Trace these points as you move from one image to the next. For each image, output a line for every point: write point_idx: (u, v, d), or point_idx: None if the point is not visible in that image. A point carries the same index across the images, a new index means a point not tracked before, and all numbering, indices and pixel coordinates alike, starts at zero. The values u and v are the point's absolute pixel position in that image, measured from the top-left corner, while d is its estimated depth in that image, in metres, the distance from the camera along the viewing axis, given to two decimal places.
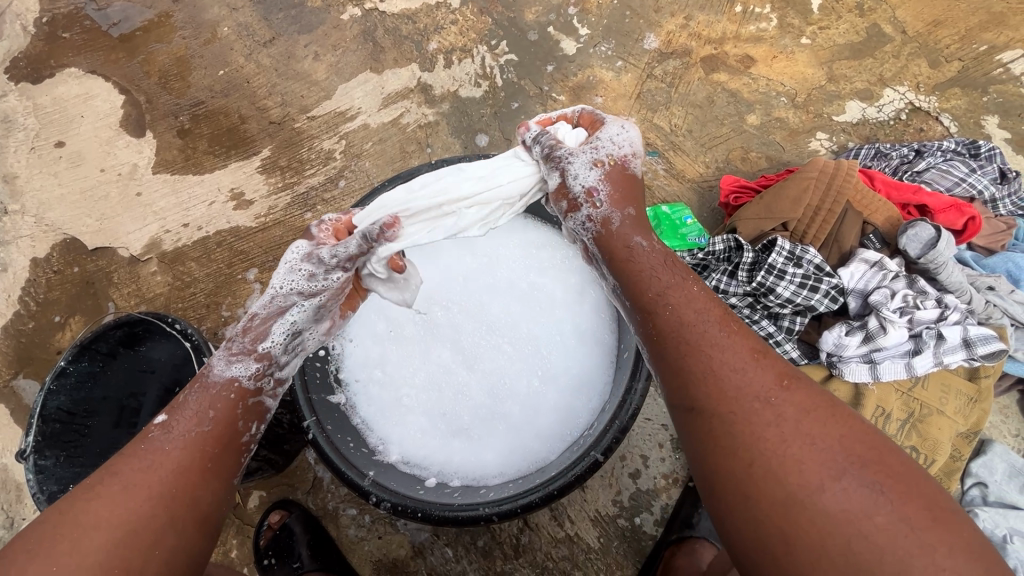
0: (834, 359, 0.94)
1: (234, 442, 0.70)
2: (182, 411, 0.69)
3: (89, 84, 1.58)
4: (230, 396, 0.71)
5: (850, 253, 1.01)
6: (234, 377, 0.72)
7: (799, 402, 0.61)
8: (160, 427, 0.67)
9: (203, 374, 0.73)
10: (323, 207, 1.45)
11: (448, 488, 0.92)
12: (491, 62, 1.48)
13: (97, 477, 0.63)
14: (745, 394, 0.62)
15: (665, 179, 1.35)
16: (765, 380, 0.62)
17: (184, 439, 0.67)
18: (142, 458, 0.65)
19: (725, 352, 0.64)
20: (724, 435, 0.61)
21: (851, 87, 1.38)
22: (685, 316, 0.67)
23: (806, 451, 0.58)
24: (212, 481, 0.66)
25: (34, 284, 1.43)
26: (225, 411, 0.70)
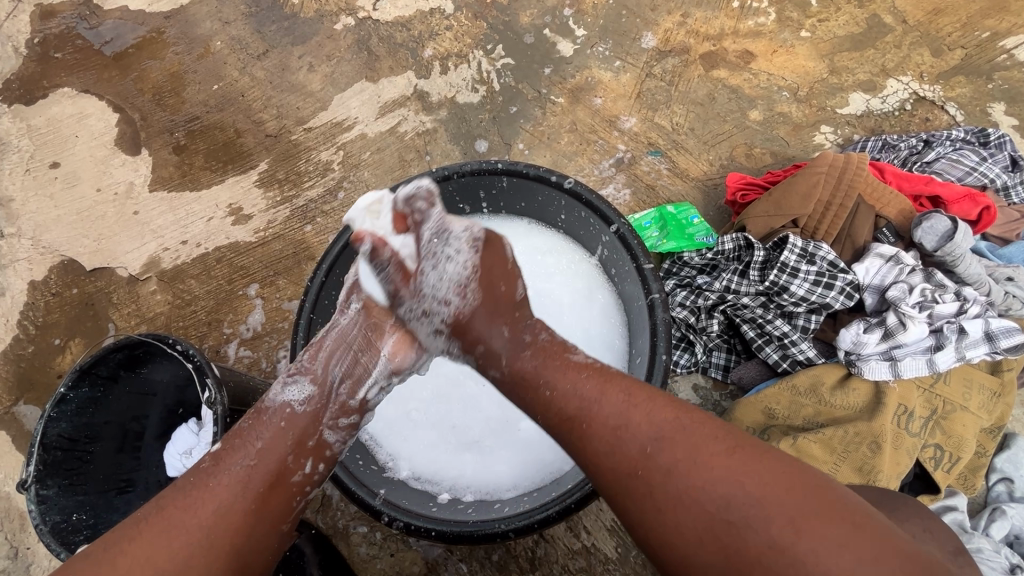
0: (853, 357, 0.92)
1: (283, 481, 0.67)
2: (234, 443, 0.67)
3: (82, 103, 1.57)
4: (280, 424, 0.70)
5: (864, 248, 0.99)
6: (287, 402, 0.72)
7: (662, 431, 0.58)
8: (212, 456, 0.67)
9: (259, 405, 0.72)
10: (322, 219, 1.43)
11: (461, 504, 0.89)
12: (487, 67, 1.46)
13: (143, 513, 0.61)
14: (630, 448, 0.58)
15: (669, 179, 1.33)
16: (640, 425, 0.59)
17: (229, 475, 0.64)
18: (184, 495, 0.62)
19: (599, 409, 0.61)
20: (627, 491, 0.57)
21: (854, 79, 1.36)
22: (547, 410, 0.65)
23: (693, 477, 0.54)
24: (255, 527, 0.63)
25: (32, 307, 1.41)
26: (275, 446, 0.68)
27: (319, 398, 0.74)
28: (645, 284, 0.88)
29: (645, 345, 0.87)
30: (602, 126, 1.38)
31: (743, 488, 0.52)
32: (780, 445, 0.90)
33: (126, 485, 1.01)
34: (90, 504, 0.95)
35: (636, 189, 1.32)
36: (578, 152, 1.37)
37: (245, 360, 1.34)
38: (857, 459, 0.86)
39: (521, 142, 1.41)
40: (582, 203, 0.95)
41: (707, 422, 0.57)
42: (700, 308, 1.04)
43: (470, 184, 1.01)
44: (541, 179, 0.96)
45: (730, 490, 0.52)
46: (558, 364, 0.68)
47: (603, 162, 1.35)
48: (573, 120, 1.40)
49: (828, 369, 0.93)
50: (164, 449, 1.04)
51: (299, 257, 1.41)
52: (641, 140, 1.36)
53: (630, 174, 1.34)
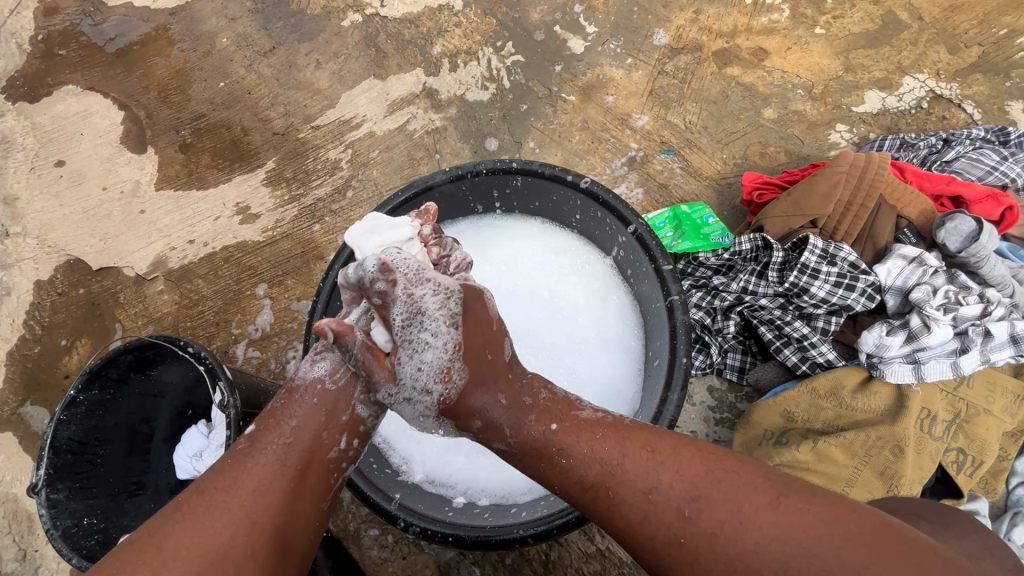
0: (875, 359, 0.90)
1: (319, 460, 0.65)
2: (268, 421, 0.66)
3: (87, 101, 1.55)
4: (312, 400, 0.67)
5: (885, 249, 0.97)
6: (317, 377, 0.68)
7: (694, 488, 0.57)
8: (247, 436, 0.66)
9: (288, 381, 0.70)
10: (331, 218, 1.42)
11: (477, 508, 0.88)
12: (497, 64, 1.45)
13: (183, 497, 0.61)
14: (666, 511, 0.57)
15: (682, 178, 1.31)
16: (671, 484, 0.58)
17: (266, 455, 0.63)
18: (224, 476, 0.62)
19: (625, 468, 0.60)
20: (666, 559, 0.56)
21: (869, 77, 1.35)
22: (568, 487, 0.62)
23: (738, 537, 0.53)
24: (296, 506, 0.62)
25: (39, 307, 1.40)
26: (310, 423, 0.66)
27: (349, 370, 0.69)
28: (664, 286, 0.87)
29: (664, 347, 0.86)
30: (613, 124, 1.37)
31: (793, 546, 0.51)
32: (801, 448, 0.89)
33: (137, 488, 1.00)
34: (101, 507, 0.94)
35: (649, 188, 1.31)
36: (590, 151, 1.36)
37: (253, 360, 1.33)
38: (879, 463, 0.85)
39: (532, 141, 1.39)
40: (599, 202, 0.94)
41: (741, 473, 0.57)
42: (717, 310, 1.02)
43: (484, 184, 1.00)
44: (557, 178, 0.95)
45: (775, 549, 0.52)
46: (568, 427, 0.64)
47: (615, 161, 1.34)
48: (584, 118, 1.38)
49: (849, 372, 0.91)
50: (175, 451, 1.03)
51: (308, 256, 1.39)
52: (653, 138, 1.34)
53: (643, 173, 1.32)
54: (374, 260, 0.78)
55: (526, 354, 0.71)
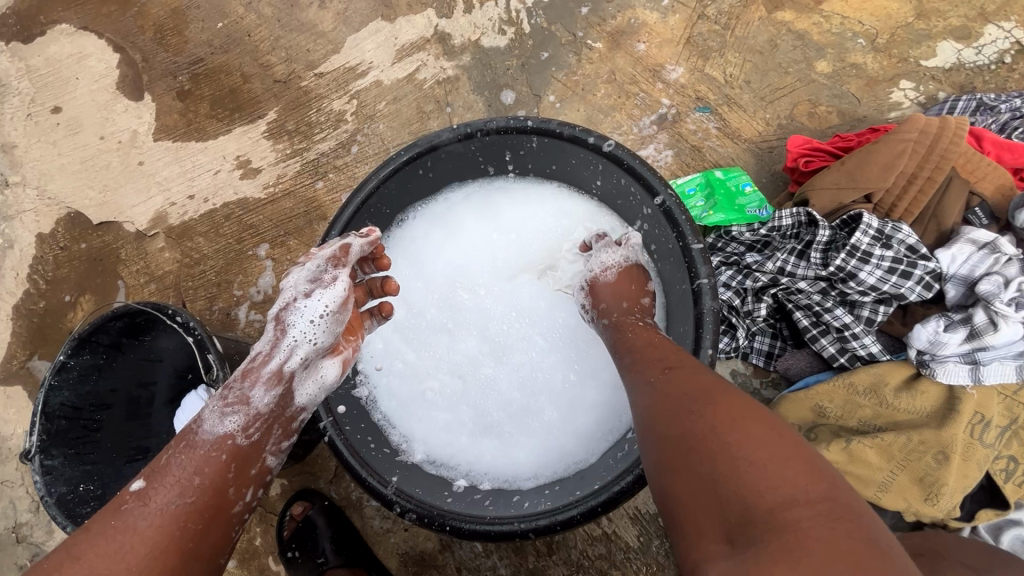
0: (926, 357, 0.80)
1: (224, 514, 0.62)
2: (162, 477, 0.61)
3: (81, 42, 1.46)
4: (221, 458, 0.63)
5: (951, 232, 0.86)
6: (227, 433, 0.65)
7: (688, 363, 0.65)
8: (134, 495, 0.60)
9: (181, 435, 0.65)
10: (334, 175, 1.33)
11: (479, 493, 0.83)
12: (517, 5, 1.30)
13: (56, 562, 0.55)
14: (661, 361, 0.66)
15: (718, 139, 1.18)
16: (680, 374, 0.62)
17: (161, 514, 0.58)
18: (108, 539, 0.56)
19: (646, 349, 0.70)
20: (641, 384, 0.64)
21: (944, 25, 1.17)
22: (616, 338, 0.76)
23: (694, 383, 0.60)
24: (197, 562, 0.59)
25: (42, 261, 1.37)
26: (214, 475, 0.62)
27: (265, 417, 0.67)
28: (692, 267, 0.77)
29: (687, 335, 0.78)
30: (644, 76, 1.23)
31: (726, 400, 0.56)
32: (833, 448, 0.81)
33: (136, 453, 0.97)
34: (98, 473, 0.91)
35: (679, 150, 1.18)
36: (616, 106, 1.23)
37: (256, 324, 1.29)
38: (918, 469, 0.78)
39: (552, 94, 1.26)
40: (622, 168, 0.83)
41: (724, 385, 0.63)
42: (748, 290, 0.94)
43: (496, 144, 0.90)
44: (577, 139, 0.84)
45: (714, 395, 0.57)
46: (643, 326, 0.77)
47: (643, 119, 1.21)
48: (611, 69, 1.24)
49: (894, 368, 0.82)
50: (176, 416, 1.01)
51: (311, 216, 1.32)
52: (688, 93, 1.20)
53: (674, 133, 1.19)
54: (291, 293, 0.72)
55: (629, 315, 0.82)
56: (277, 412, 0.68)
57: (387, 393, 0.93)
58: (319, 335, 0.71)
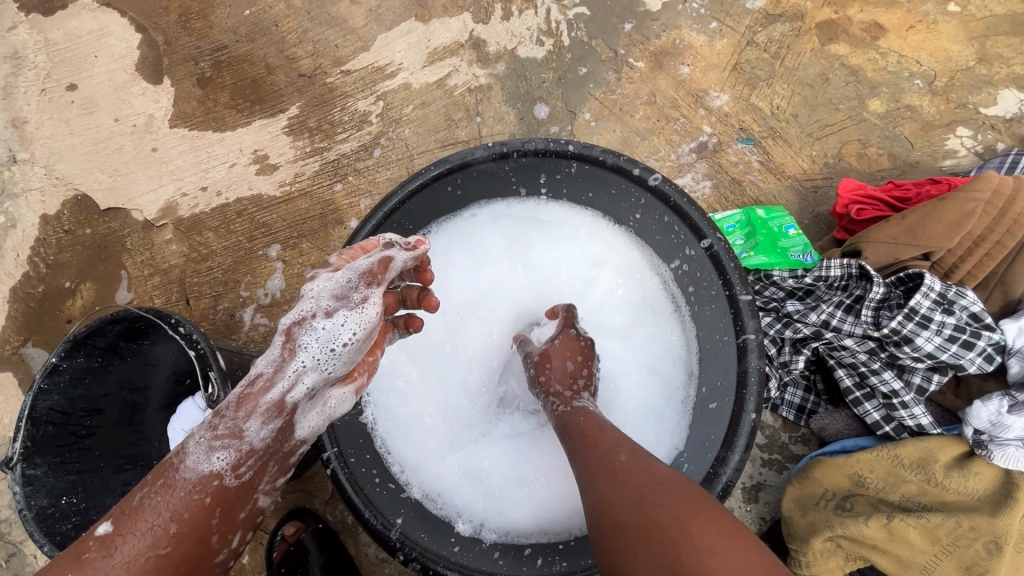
0: (984, 437, 0.73)
1: (203, 563, 0.58)
2: (133, 522, 0.55)
3: (103, 19, 1.41)
4: (205, 500, 0.57)
5: (1018, 303, 0.79)
6: (214, 472, 0.57)
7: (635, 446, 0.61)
8: (100, 539, 0.54)
9: (161, 465, 0.58)
10: (354, 179, 1.28)
11: (485, 543, 0.77)
12: (558, 15, 1.24)
13: None
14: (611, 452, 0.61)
15: (760, 174, 1.12)
16: (625, 442, 0.62)
17: (132, 566, 0.53)
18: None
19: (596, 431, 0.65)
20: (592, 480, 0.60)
21: (1007, 72, 1.11)
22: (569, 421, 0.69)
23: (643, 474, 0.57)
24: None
25: (44, 243, 1.32)
26: (195, 524, 0.56)
27: (258, 453, 0.59)
28: (737, 320, 0.72)
29: (727, 393, 0.72)
30: (686, 101, 1.17)
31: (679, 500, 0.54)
32: (872, 523, 0.74)
33: (126, 462, 0.92)
34: (82, 485, 0.85)
35: (718, 182, 1.12)
36: (654, 130, 1.17)
37: (261, 327, 1.23)
38: (965, 556, 0.72)
39: (588, 111, 1.20)
40: (667, 205, 0.78)
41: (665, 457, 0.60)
42: (785, 341, 0.88)
43: (532, 166, 0.84)
44: (621, 170, 0.78)
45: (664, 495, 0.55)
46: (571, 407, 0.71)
47: (682, 145, 1.15)
48: (652, 91, 1.19)
49: (945, 445, 0.75)
50: (170, 423, 0.96)
51: (327, 220, 1.27)
52: (731, 122, 1.15)
53: (714, 163, 1.13)
54: (314, 299, 0.62)
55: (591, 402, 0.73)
56: (274, 447, 0.61)
57: (383, 411, 0.86)
58: (334, 365, 0.61)
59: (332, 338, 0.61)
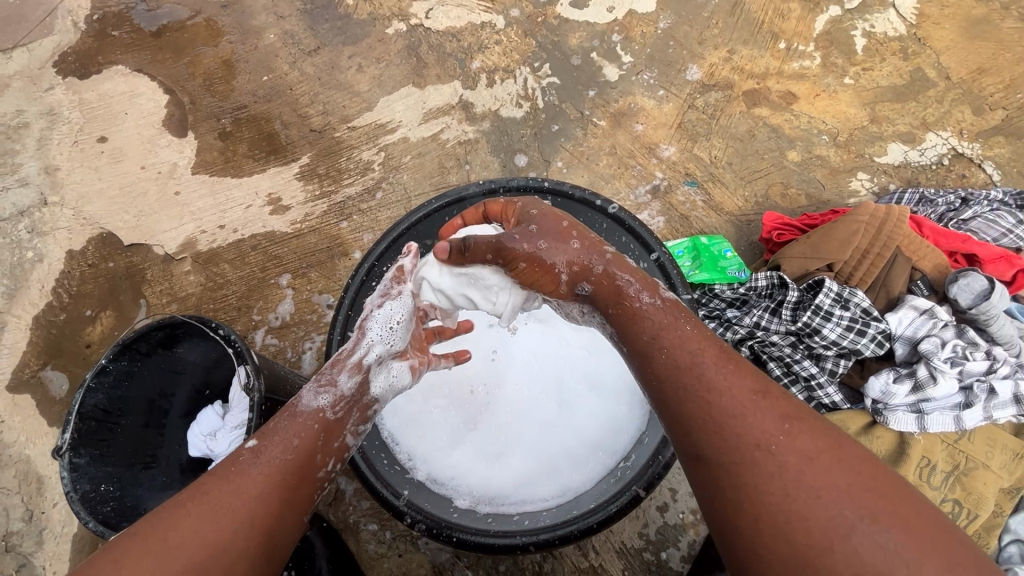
0: (881, 406, 0.97)
1: (310, 478, 0.69)
2: (269, 437, 0.69)
3: (135, 82, 1.62)
4: (314, 426, 0.71)
5: (898, 299, 1.04)
6: (320, 407, 0.72)
7: (787, 417, 0.57)
8: (250, 449, 0.68)
9: (289, 404, 0.73)
10: (359, 217, 1.46)
11: (480, 512, 0.89)
12: (533, 84, 1.49)
13: (184, 496, 0.63)
14: (755, 428, 0.56)
15: (703, 211, 1.35)
16: (764, 408, 0.58)
17: (269, 465, 0.66)
18: (228, 481, 0.64)
19: (726, 381, 0.60)
20: (743, 468, 0.55)
21: (893, 129, 1.39)
22: (678, 355, 0.63)
23: (809, 475, 0.53)
24: (287, 515, 0.65)
25: (68, 276, 1.44)
26: (309, 443, 0.70)
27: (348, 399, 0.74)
28: None
29: None
30: (641, 152, 1.41)
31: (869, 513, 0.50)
32: None
33: (151, 460, 1.03)
34: (118, 476, 0.97)
35: (670, 218, 1.34)
36: (616, 175, 1.40)
37: (271, 347, 1.37)
38: None
39: (560, 160, 1.43)
40: (624, 228, 0.97)
41: (821, 434, 0.56)
42: (728, 341, 1.07)
43: None
44: (586, 202, 0.98)
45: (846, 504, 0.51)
46: (666, 304, 0.68)
47: (639, 188, 1.38)
48: (613, 144, 1.43)
49: (852, 416, 0.99)
50: (189, 428, 1.07)
51: (333, 252, 1.43)
52: (678, 169, 1.39)
53: (665, 202, 1.36)
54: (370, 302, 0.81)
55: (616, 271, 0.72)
56: (357, 397, 0.75)
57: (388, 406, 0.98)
58: (394, 340, 0.79)
59: (392, 318, 0.79)
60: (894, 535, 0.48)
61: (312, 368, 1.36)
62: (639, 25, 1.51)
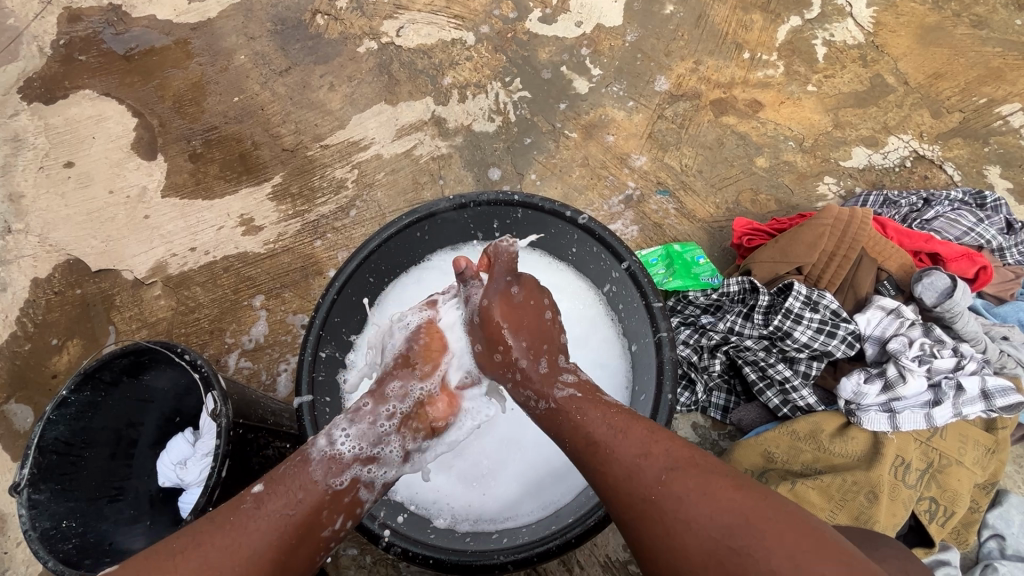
0: (853, 407, 0.99)
1: (314, 535, 0.68)
2: (276, 486, 0.69)
3: (102, 106, 1.59)
4: (321, 477, 0.71)
5: (866, 299, 1.07)
6: (335, 452, 0.73)
7: (675, 462, 0.61)
8: (254, 495, 0.68)
9: (303, 449, 0.73)
10: (333, 235, 1.44)
11: (457, 532, 0.88)
12: (504, 98, 1.51)
13: (183, 540, 0.63)
14: (646, 475, 0.61)
15: (676, 218, 1.37)
16: (657, 456, 0.62)
17: (270, 519, 0.66)
18: (224, 534, 0.63)
19: (617, 442, 0.65)
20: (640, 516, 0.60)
21: (857, 134, 1.43)
22: (577, 434, 0.68)
23: (698, 505, 0.57)
24: (285, 570, 0.65)
25: (33, 304, 1.41)
26: (314, 496, 0.69)
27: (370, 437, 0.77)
28: (653, 322, 0.89)
29: (650, 382, 0.88)
30: (613, 163, 1.42)
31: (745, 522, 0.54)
32: (780, 489, 0.96)
33: (118, 493, 1.00)
34: (80, 511, 0.93)
35: (644, 226, 1.36)
36: (589, 186, 1.41)
37: (245, 370, 1.34)
38: (854, 508, 0.92)
39: (534, 173, 1.44)
40: (594, 238, 0.96)
41: (717, 463, 0.61)
42: (703, 348, 1.09)
43: (486, 213, 1.03)
44: (556, 213, 0.98)
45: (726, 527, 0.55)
46: (585, 396, 0.72)
47: (612, 198, 1.39)
48: (585, 155, 1.44)
49: (828, 417, 1.00)
50: (159, 458, 1.04)
51: (308, 271, 1.42)
52: (650, 178, 1.40)
53: (638, 211, 1.37)
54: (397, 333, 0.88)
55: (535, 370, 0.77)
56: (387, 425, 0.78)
57: None
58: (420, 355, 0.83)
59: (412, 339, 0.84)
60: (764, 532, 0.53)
61: (287, 391, 1.33)
62: (607, 38, 1.53)
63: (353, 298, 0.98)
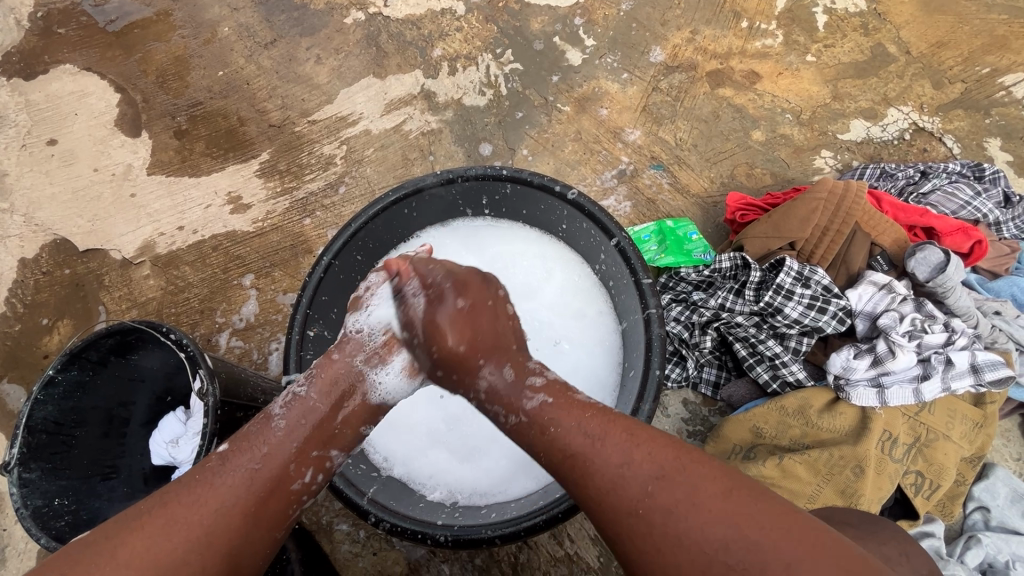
0: (842, 381, 0.99)
1: (283, 489, 0.66)
2: (242, 444, 0.67)
3: (83, 81, 1.55)
4: (284, 431, 0.69)
5: (858, 275, 1.06)
6: (298, 397, 0.71)
7: (662, 470, 0.59)
8: (221, 456, 0.66)
9: (267, 409, 0.71)
10: (322, 213, 1.42)
11: (449, 507, 0.88)
12: (495, 70, 1.47)
13: (147, 505, 0.61)
14: (631, 489, 0.59)
15: (670, 194, 1.34)
16: (640, 465, 0.60)
17: (235, 475, 0.64)
18: (189, 491, 0.62)
19: (597, 454, 0.62)
20: (627, 531, 0.59)
21: (856, 106, 1.39)
22: (548, 447, 0.66)
23: (691, 518, 0.55)
24: (252, 530, 0.63)
25: (22, 285, 1.39)
26: (280, 452, 0.67)
27: (334, 390, 0.73)
28: (641, 299, 0.88)
29: (638, 359, 0.87)
30: (606, 137, 1.39)
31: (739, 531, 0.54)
32: (767, 464, 0.97)
33: (111, 471, 1.00)
34: (73, 489, 0.94)
35: (637, 202, 1.34)
36: (582, 161, 1.38)
37: (236, 350, 1.34)
38: (840, 482, 0.93)
39: (525, 148, 1.41)
40: (584, 214, 0.94)
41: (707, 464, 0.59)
42: (695, 325, 1.09)
43: (474, 189, 1.01)
44: (545, 188, 0.95)
45: (724, 533, 0.54)
46: (559, 402, 0.68)
47: (605, 173, 1.37)
48: (578, 129, 1.41)
49: (817, 393, 1.00)
50: (151, 436, 1.04)
51: (297, 249, 1.40)
52: (644, 153, 1.38)
53: (632, 186, 1.35)
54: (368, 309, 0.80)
55: (501, 380, 0.72)
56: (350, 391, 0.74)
57: None
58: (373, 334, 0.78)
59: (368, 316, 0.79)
60: (759, 535, 0.53)
61: (279, 369, 1.33)
62: (601, 7, 1.48)
63: (341, 275, 0.97)
